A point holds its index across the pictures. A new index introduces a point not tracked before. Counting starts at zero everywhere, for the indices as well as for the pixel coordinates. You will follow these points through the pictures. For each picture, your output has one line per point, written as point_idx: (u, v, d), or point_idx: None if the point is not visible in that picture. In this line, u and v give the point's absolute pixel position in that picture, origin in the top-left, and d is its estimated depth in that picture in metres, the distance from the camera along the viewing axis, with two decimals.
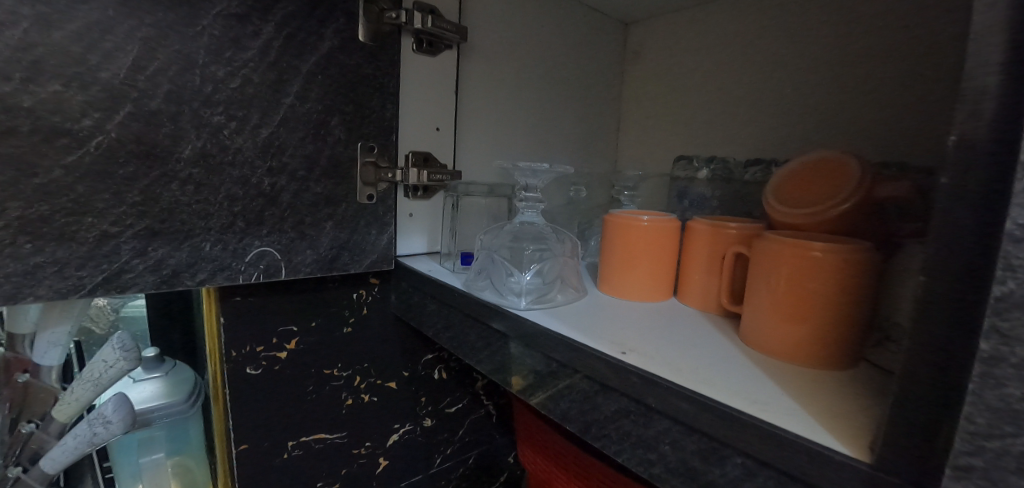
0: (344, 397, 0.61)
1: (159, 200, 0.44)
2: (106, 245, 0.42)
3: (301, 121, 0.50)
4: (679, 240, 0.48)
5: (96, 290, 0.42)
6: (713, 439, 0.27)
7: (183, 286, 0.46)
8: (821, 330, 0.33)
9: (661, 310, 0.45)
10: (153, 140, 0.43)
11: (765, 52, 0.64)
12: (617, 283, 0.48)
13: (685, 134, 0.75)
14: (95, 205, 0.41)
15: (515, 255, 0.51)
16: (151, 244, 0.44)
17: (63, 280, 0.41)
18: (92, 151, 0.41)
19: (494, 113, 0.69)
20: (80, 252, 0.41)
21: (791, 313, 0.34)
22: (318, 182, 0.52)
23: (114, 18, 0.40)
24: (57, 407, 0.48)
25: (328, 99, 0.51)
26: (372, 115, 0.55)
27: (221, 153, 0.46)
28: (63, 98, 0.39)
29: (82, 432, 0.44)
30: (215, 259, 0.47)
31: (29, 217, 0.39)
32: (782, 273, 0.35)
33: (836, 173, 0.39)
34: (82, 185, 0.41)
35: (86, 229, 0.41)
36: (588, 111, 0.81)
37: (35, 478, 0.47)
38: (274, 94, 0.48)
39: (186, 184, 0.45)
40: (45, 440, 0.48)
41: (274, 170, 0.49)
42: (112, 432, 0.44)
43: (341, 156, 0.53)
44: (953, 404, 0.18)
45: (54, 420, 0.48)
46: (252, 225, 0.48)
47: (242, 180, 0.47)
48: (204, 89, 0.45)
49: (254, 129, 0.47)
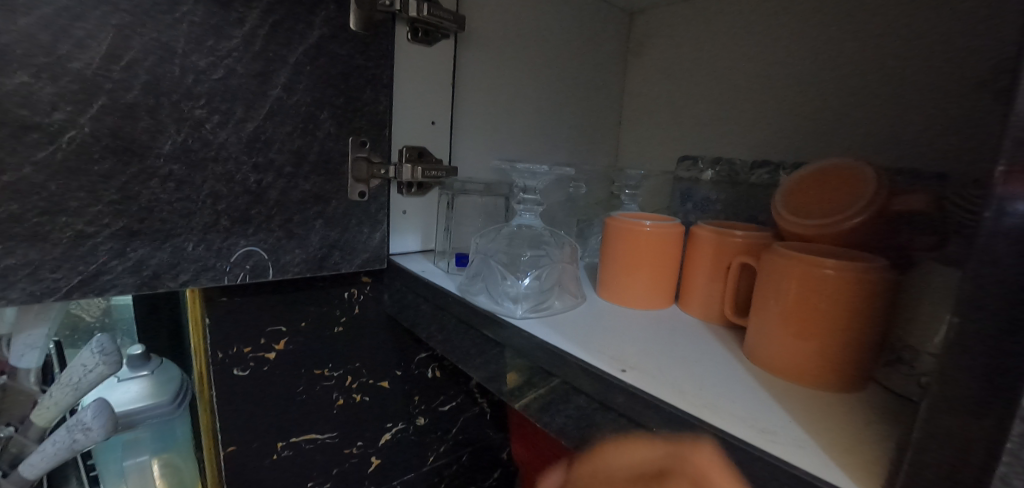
0: (335, 397, 0.60)
1: (138, 198, 0.42)
2: (82, 245, 0.40)
3: (289, 115, 0.47)
4: (682, 245, 0.47)
5: (72, 292, 0.40)
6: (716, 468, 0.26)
7: (165, 287, 0.44)
8: (830, 349, 0.32)
9: (662, 319, 0.43)
10: (130, 135, 0.41)
11: (776, 49, 0.61)
12: (617, 289, 0.47)
13: (689, 131, 0.72)
14: (69, 204, 0.39)
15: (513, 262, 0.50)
16: (130, 244, 0.42)
17: (36, 283, 0.39)
18: (64, 146, 0.38)
19: (492, 108, 0.66)
20: (53, 254, 0.39)
21: (799, 330, 0.33)
22: (306, 179, 0.49)
23: (85, 3, 0.38)
24: (35, 411, 0.46)
25: (318, 91, 0.49)
26: (364, 108, 0.52)
27: (203, 148, 0.44)
28: (30, 89, 0.37)
29: (60, 439, 0.43)
30: (198, 260, 0.45)
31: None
32: (791, 288, 0.33)
33: (851, 183, 0.37)
34: (54, 182, 0.38)
35: (60, 229, 0.39)
36: (589, 104, 0.78)
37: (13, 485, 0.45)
38: (260, 86, 0.46)
39: (167, 181, 0.43)
40: (24, 444, 0.46)
41: (260, 166, 0.47)
42: (92, 438, 0.43)
43: (331, 151, 0.50)
44: (987, 460, 0.17)
45: (31, 424, 0.46)
46: (238, 224, 0.46)
47: (226, 177, 0.45)
48: (185, 81, 0.42)
49: (239, 123, 0.45)
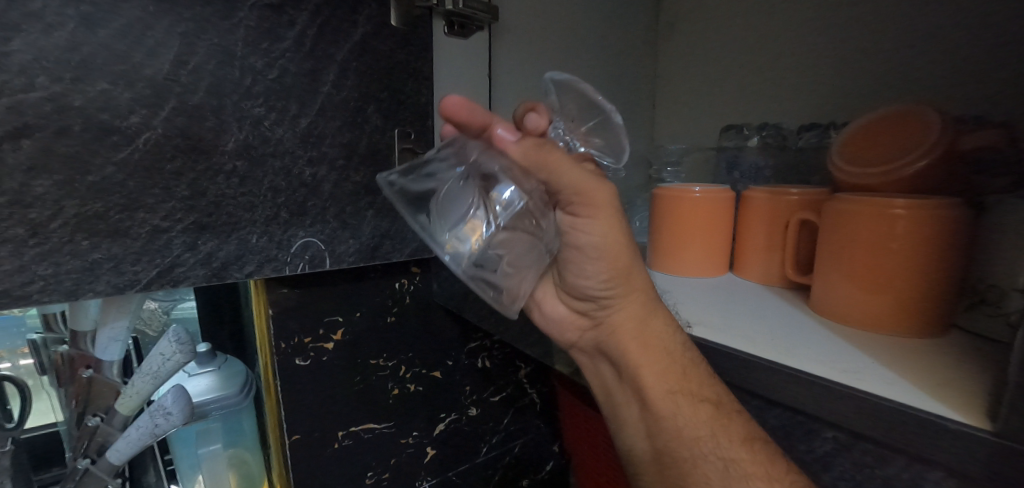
0: (390, 387, 0.61)
1: (205, 194, 0.44)
2: (159, 239, 0.43)
3: (339, 110, 0.50)
4: (734, 211, 0.46)
5: (151, 284, 0.44)
6: (798, 412, 0.26)
7: (232, 279, 0.47)
8: (903, 297, 0.31)
9: (718, 287, 0.43)
10: (197, 133, 0.44)
11: (820, 10, 0.58)
12: (666, 259, 0.47)
13: (730, 105, 0.70)
14: (146, 201, 0.42)
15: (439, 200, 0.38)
16: (201, 238, 0.45)
17: (119, 275, 0.42)
18: (140, 147, 0.42)
19: (526, 94, 0.67)
20: (134, 248, 0.43)
21: (865, 279, 0.32)
22: (357, 170, 0.51)
23: (154, 15, 0.41)
24: (120, 400, 0.49)
25: (364, 86, 0.51)
26: (407, 100, 0.54)
27: (262, 144, 0.46)
28: (110, 96, 0.40)
29: (144, 424, 0.45)
30: (261, 251, 0.47)
31: (86, 214, 0.40)
32: (858, 235, 0.33)
33: (910, 127, 0.36)
34: (133, 181, 0.42)
35: (138, 225, 0.42)
36: (626, 86, 0.77)
37: (103, 468, 0.50)
38: (311, 83, 0.48)
39: (231, 177, 0.45)
40: (109, 433, 0.50)
41: (314, 160, 0.49)
42: (172, 423, 0.45)
43: (379, 143, 0.52)
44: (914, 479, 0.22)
45: (118, 413, 0.49)
46: (296, 216, 0.48)
47: (284, 171, 0.47)
48: (244, 81, 0.45)
49: (293, 120, 0.47)
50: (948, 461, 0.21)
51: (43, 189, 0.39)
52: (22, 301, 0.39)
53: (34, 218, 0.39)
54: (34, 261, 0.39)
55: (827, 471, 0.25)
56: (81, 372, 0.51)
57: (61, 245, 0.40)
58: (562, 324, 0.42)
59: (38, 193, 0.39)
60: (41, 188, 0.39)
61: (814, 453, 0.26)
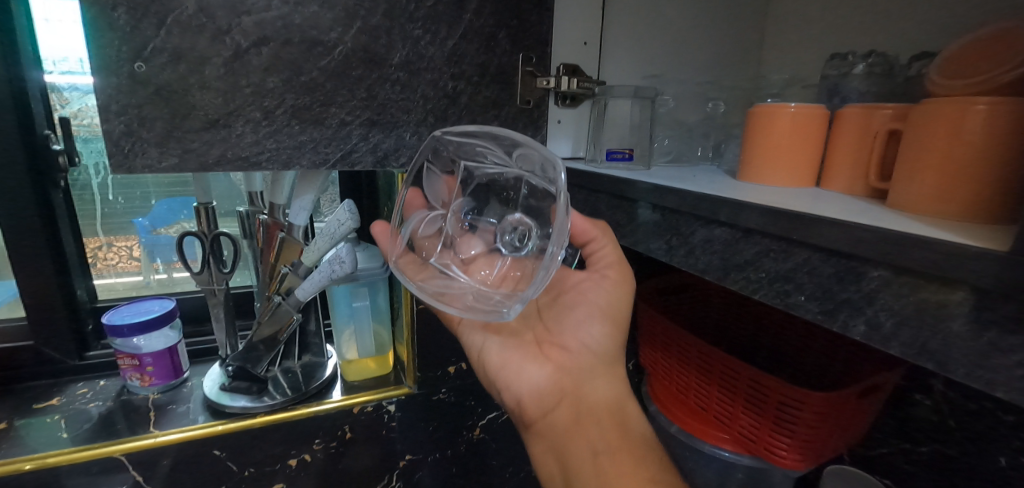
0: None
1: (377, 97, 0.57)
2: (343, 130, 0.57)
3: (476, 35, 0.60)
4: (825, 130, 0.51)
5: (335, 164, 0.58)
6: (851, 258, 0.33)
7: (391, 167, 0.61)
8: (982, 190, 0.35)
9: (798, 192, 0.48)
10: (374, 49, 0.56)
11: None
12: (754, 170, 0.52)
13: (830, 35, 0.68)
14: (336, 99, 0.56)
15: (426, 273, 0.55)
16: (371, 131, 0.58)
17: (316, 155, 0.57)
18: (336, 57, 0.55)
19: (633, 29, 0.73)
20: (326, 134, 0.57)
21: (941, 172, 0.37)
22: (488, 87, 0.62)
23: None
24: (304, 255, 0.67)
25: (499, 15, 0.60)
26: (531, 29, 0.63)
27: (419, 60, 0.58)
28: (318, 16, 0.53)
29: (325, 269, 0.65)
30: (412, 147, 0.61)
31: (298, 106, 0.55)
32: (940, 132, 0.38)
33: (1012, 42, 0.38)
34: (330, 82, 0.55)
35: (331, 117, 0.56)
36: (729, 21, 0.78)
37: (291, 304, 0.71)
38: (457, 11, 0.58)
39: (395, 85, 0.58)
40: (293, 281, 0.69)
41: (456, 76, 0.60)
42: (344, 269, 0.65)
43: (507, 65, 0.63)
44: None
45: (303, 264, 0.68)
46: (439, 121, 0.61)
47: (433, 83, 0.59)
48: (409, 7, 0.56)
49: (443, 41, 0.59)
50: (971, 279, 0.27)
51: (272, 85, 0.54)
52: (255, 166, 0.56)
53: (266, 105, 0.54)
54: (265, 138, 0.55)
55: (869, 306, 0.32)
56: (278, 234, 0.68)
57: (282, 128, 0.55)
58: (545, 411, 0.56)
59: (269, 88, 0.53)
60: (272, 84, 0.54)
61: (862, 292, 0.33)
